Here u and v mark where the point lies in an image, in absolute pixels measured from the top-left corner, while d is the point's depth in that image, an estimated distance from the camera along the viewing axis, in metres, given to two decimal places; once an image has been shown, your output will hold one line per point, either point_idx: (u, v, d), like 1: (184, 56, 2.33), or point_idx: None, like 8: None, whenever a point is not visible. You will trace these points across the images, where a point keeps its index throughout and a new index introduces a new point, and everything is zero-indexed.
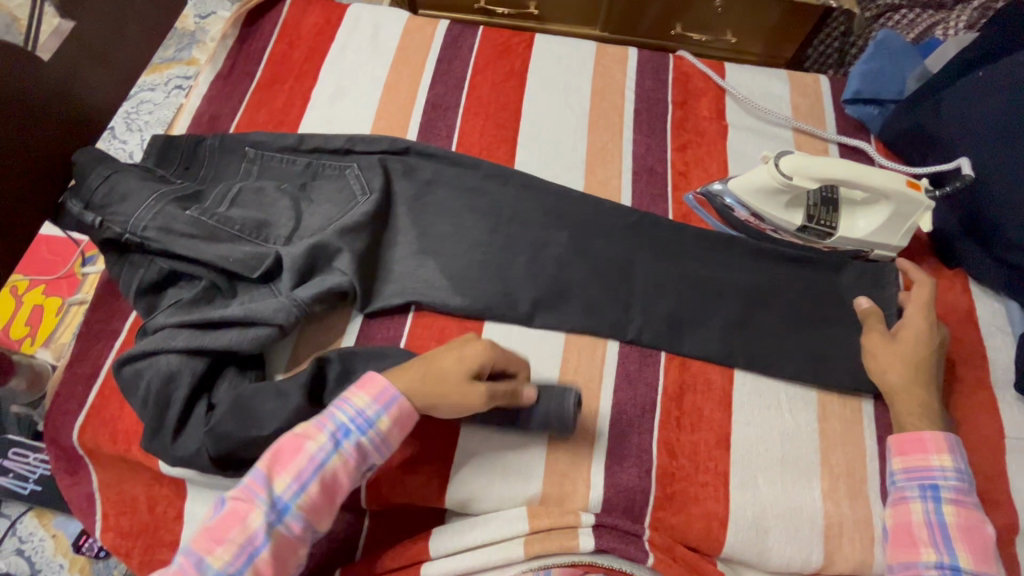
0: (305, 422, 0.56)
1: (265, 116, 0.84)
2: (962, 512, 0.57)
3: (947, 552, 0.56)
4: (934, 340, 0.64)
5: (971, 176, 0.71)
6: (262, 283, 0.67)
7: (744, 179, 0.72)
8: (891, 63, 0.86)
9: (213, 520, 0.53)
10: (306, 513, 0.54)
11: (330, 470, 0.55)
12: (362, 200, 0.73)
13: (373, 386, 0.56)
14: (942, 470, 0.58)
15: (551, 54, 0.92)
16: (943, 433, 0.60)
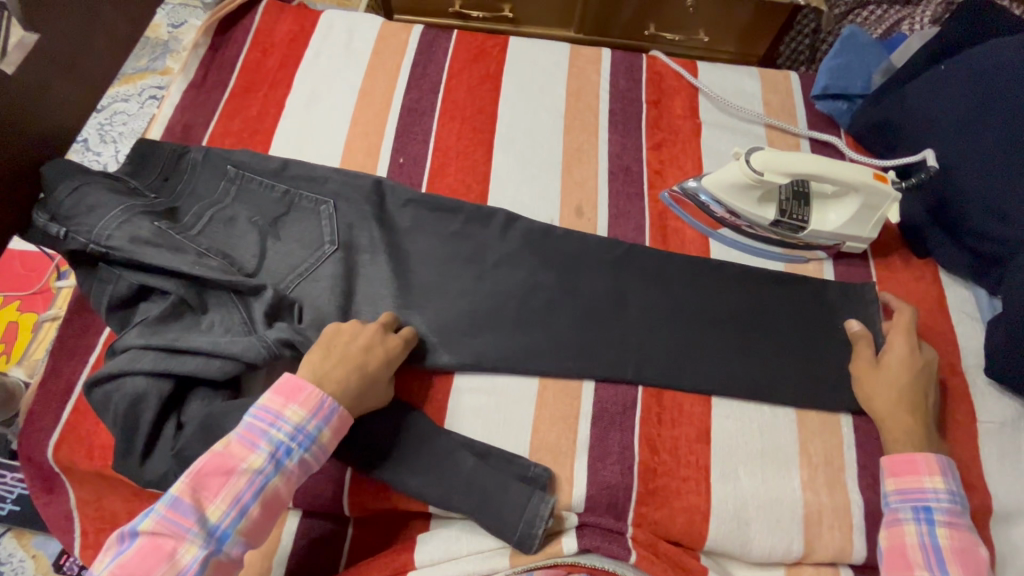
0: (236, 442, 0.53)
1: (239, 124, 0.84)
2: (956, 535, 0.57)
3: (942, 574, 0.56)
4: (918, 365, 0.65)
5: (935, 168, 0.73)
6: (231, 302, 0.67)
7: (716, 176, 0.74)
8: (859, 58, 0.87)
9: (128, 560, 0.48)
10: (243, 538, 0.52)
11: (270, 490, 0.53)
12: (329, 248, 0.74)
13: (312, 400, 0.56)
14: (934, 492, 0.59)
15: (526, 56, 0.92)
16: (933, 454, 0.61)
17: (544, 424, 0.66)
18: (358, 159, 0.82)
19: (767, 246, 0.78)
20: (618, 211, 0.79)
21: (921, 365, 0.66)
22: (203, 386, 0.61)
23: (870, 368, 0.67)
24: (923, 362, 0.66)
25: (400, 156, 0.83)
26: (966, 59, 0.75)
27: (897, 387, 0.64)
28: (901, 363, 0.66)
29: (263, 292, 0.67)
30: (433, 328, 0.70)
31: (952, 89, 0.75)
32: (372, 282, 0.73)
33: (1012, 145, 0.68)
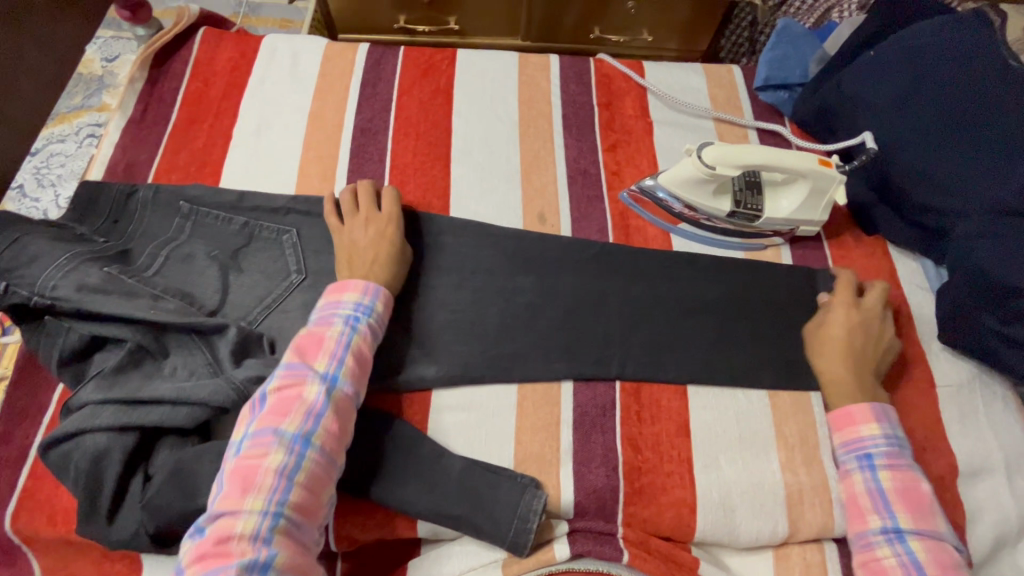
0: (312, 327, 0.61)
1: (186, 158, 0.81)
2: (898, 475, 0.60)
3: (889, 515, 0.59)
4: (855, 317, 0.69)
5: (875, 149, 0.77)
6: (192, 345, 0.63)
7: (670, 172, 0.76)
8: (794, 49, 0.91)
9: (267, 410, 0.55)
10: (351, 381, 0.59)
11: (356, 346, 0.61)
12: (295, 278, 0.72)
13: (360, 283, 0.64)
14: (872, 438, 0.62)
15: (476, 68, 0.92)
16: (869, 403, 0.64)
17: (526, 434, 0.66)
18: (313, 183, 0.80)
19: (727, 237, 0.79)
20: (580, 214, 0.80)
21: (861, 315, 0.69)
22: (171, 435, 0.58)
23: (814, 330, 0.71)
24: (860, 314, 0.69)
25: (357, 177, 0.81)
26: (891, 45, 0.80)
27: (839, 346, 0.68)
28: (839, 318, 0.69)
29: (228, 330, 0.64)
30: (407, 345, 0.69)
31: (882, 74, 0.79)
32: None
33: (941, 126, 0.73)
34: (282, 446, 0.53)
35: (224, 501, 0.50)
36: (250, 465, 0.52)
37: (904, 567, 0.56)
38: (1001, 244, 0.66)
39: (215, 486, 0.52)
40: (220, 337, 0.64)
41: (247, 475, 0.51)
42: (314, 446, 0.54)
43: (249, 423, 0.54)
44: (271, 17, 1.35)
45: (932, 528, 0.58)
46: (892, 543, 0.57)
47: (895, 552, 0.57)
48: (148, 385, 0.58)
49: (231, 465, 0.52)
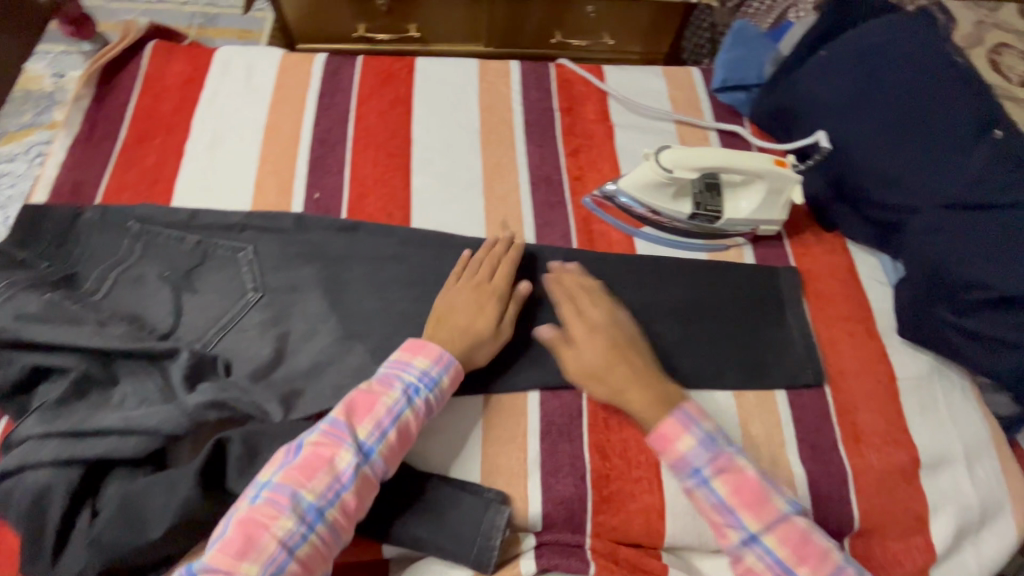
0: (374, 382, 0.61)
1: (136, 177, 0.79)
2: (726, 478, 0.58)
3: (738, 523, 0.57)
4: (595, 334, 0.66)
5: (828, 149, 0.80)
6: (141, 373, 0.62)
7: (631, 177, 0.76)
8: (750, 50, 0.92)
9: (297, 462, 0.55)
10: (385, 459, 0.58)
11: (405, 421, 0.59)
12: (251, 296, 0.70)
13: (435, 350, 0.62)
14: (690, 452, 0.59)
15: (436, 76, 0.92)
16: (674, 415, 0.61)
17: (493, 446, 0.65)
18: (270, 197, 0.78)
19: (691, 239, 0.80)
20: (543, 221, 0.80)
21: (612, 332, 0.66)
22: (121, 466, 0.57)
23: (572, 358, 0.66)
24: (596, 330, 0.66)
25: (315, 191, 0.79)
26: (842, 44, 0.81)
27: (598, 371, 0.64)
28: (585, 342, 0.66)
29: (179, 354, 0.63)
30: (370, 360, 0.67)
31: (835, 73, 0.80)
32: (304, 320, 0.69)
33: (892, 122, 0.75)
34: (295, 512, 0.53)
35: (222, 552, 0.50)
36: (259, 520, 0.52)
37: (771, 566, 0.57)
38: (954, 237, 0.68)
39: (222, 523, 0.53)
40: (171, 361, 0.63)
41: (251, 532, 0.51)
42: (325, 521, 0.53)
43: (276, 471, 0.54)
44: (228, 27, 1.33)
45: (775, 513, 0.57)
46: (752, 549, 0.57)
47: (759, 556, 0.57)
48: (94, 416, 0.57)
49: (244, 512, 0.52)
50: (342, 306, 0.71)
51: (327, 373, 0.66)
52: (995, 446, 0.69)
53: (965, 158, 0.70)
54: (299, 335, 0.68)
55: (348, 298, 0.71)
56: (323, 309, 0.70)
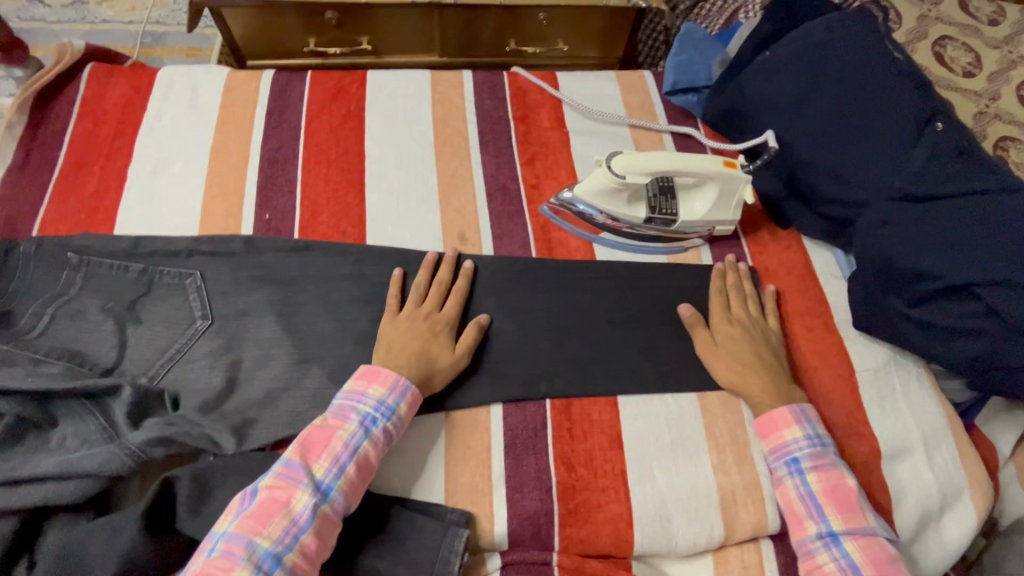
0: (329, 417, 0.60)
1: (75, 205, 0.76)
2: (824, 476, 0.61)
3: (823, 519, 0.59)
4: (737, 326, 0.71)
5: (776, 149, 0.81)
6: (82, 411, 0.60)
7: (585, 184, 0.76)
8: (698, 52, 0.93)
9: (251, 510, 0.53)
10: (345, 494, 0.56)
11: (363, 453, 0.58)
12: (199, 324, 0.68)
13: (391, 376, 0.62)
14: (795, 442, 0.63)
15: (387, 89, 0.90)
16: (787, 407, 0.65)
17: (456, 465, 0.64)
18: (218, 220, 0.76)
19: (649, 243, 0.80)
20: (501, 231, 0.79)
21: (754, 325, 0.72)
22: (60, 512, 0.56)
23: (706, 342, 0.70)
24: (741, 325, 0.71)
25: (266, 211, 0.77)
26: (786, 44, 0.82)
27: (730, 357, 0.69)
28: (726, 331, 0.71)
29: (122, 389, 0.61)
30: (327, 384, 0.65)
31: (781, 73, 0.81)
32: (257, 346, 0.67)
33: (839, 120, 0.76)
34: (250, 562, 0.50)
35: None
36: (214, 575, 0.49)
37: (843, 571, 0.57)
38: (902, 229, 0.69)
39: None
40: (114, 399, 0.61)
41: None
42: (284, 567, 0.51)
43: (231, 519, 0.53)
44: (177, 45, 1.31)
45: (863, 522, 0.59)
46: (829, 547, 0.58)
47: (833, 557, 0.58)
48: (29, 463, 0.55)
49: (198, 566, 0.50)
50: (296, 329, 0.69)
51: (281, 401, 0.64)
52: (953, 431, 0.71)
53: (907, 153, 0.71)
54: (251, 361, 0.66)
55: (303, 321, 0.69)
56: (276, 333, 0.68)
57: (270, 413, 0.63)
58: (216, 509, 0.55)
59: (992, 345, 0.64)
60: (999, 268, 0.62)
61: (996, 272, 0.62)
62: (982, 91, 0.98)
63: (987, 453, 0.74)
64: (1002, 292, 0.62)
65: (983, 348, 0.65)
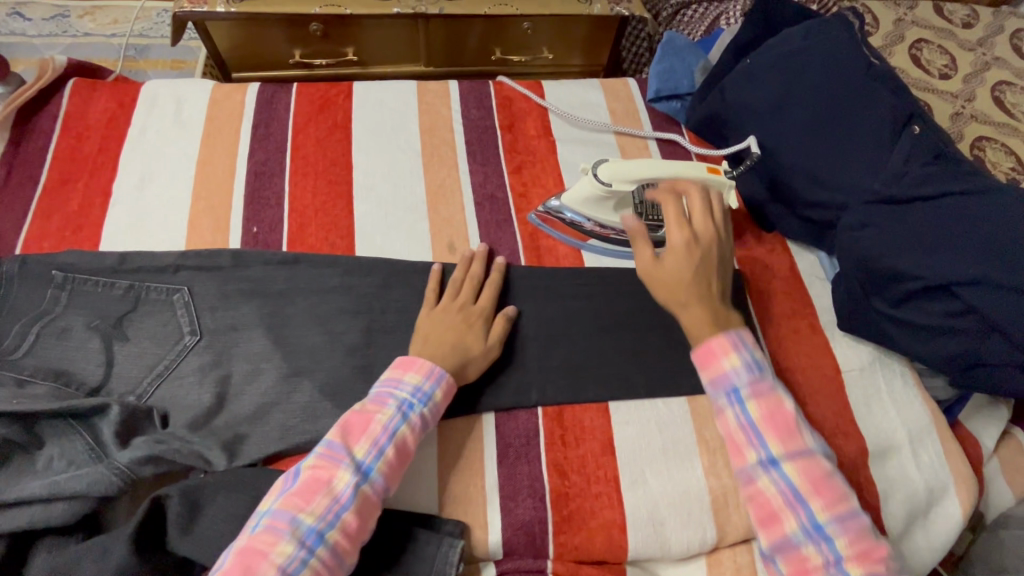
0: (367, 402, 0.60)
1: (59, 223, 0.75)
2: (763, 403, 0.58)
3: (761, 445, 0.57)
4: (689, 240, 0.66)
5: (759, 153, 0.81)
6: (69, 431, 0.59)
7: (572, 193, 0.78)
8: (680, 60, 0.94)
9: (295, 488, 0.53)
10: (384, 476, 0.57)
11: (401, 436, 0.58)
12: (188, 340, 0.67)
13: (426, 365, 0.62)
14: (734, 370, 0.59)
15: (374, 100, 0.91)
16: (725, 334, 0.61)
17: (450, 475, 0.64)
18: (205, 235, 0.75)
19: (630, 249, 0.80)
20: (489, 239, 0.79)
21: (706, 241, 0.67)
22: (48, 535, 0.55)
23: (650, 262, 0.66)
24: (692, 237, 0.66)
25: (253, 225, 0.77)
26: (765, 52, 0.84)
27: (671, 279, 0.65)
28: (672, 248, 0.65)
29: (109, 409, 0.60)
30: (318, 397, 0.65)
31: (761, 80, 0.83)
32: (246, 360, 0.67)
33: (817, 124, 0.78)
34: (294, 538, 0.50)
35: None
36: (259, 550, 0.50)
37: (783, 494, 0.56)
38: (882, 231, 0.70)
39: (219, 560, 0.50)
40: (101, 418, 0.60)
41: (249, 563, 0.49)
42: (326, 544, 0.51)
43: (274, 499, 0.53)
44: (160, 58, 1.30)
45: (802, 445, 0.57)
46: (768, 472, 0.57)
47: (773, 480, 0.56)
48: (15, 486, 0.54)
49: (241, 543, 0.50)
50: (286, 342, 0.68)
51: (273, 415, 0.64)
52: (937, 428, 0.72)
53: (885, 157, 0.73)
54: (241, 376, 0.66)
55: (293, 334, 0.69)
56: (266, 347, 0.68)
57: (262, 428, 0.63)
58: (207, 526, 0.54)
59: (970, 343, 0.66)
60: (975, 268, 0.64)
61: (972, 272, 0.64)
62: (958, 92, 1.01)
63: (971, 448, 0.76)
64: (979, 290, 0.64)
65: (962, 346, 0.66)
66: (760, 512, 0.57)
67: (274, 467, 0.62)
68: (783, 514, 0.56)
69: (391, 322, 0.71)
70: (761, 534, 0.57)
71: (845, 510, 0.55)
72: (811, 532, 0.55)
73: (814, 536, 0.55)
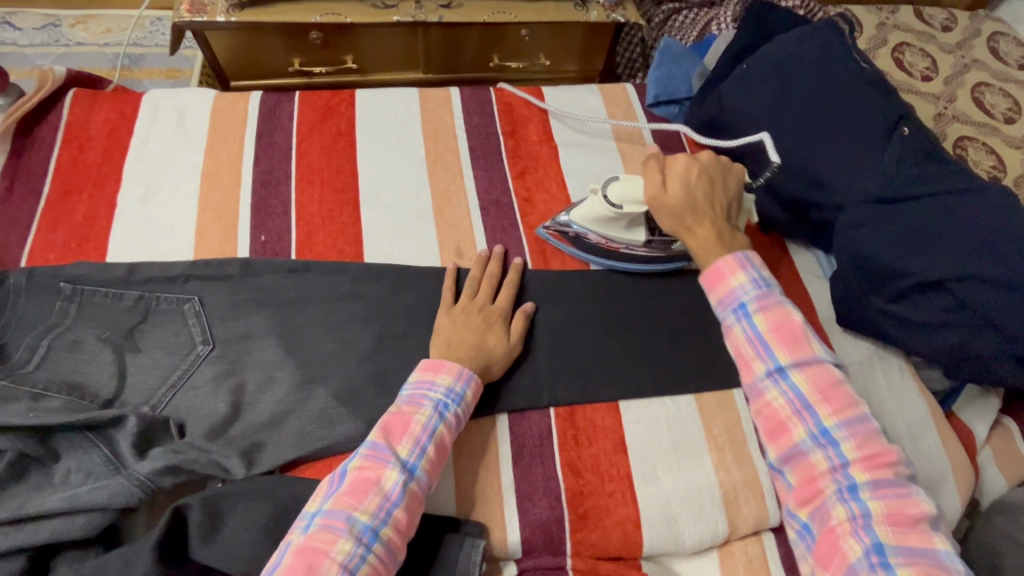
0: (402, 404, 0.62)
1: (64, 234, 0.75)
2: (770, 315, 0.64)
3: (769, 356, 0.63)
4: (696, 170, 0.72)
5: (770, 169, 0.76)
6: (85, 443, 0.60)
7: (580, 213, 0.77)
8: (676, 65, 0.97)
9: (345, 488, 0.55)
10: (427, 473, 0.59)
11: (440, 435, 0.61)
12: (200, 349, 0.68)
13: (455, 366, 0.64)
14: (741, 288, 0.65)
15: (376, 107, 0.91)
16: (731, 254, 0.68)
17: (465, 477, 0.65)
18: (213, 245, 0.75)
19: (642, 263, 0.78)
20: (496, 243, 0.80)
21: (705, 162, 0.73)
22: (69, 547, 0.55)
23: (657, 190, 0.71)
24: (699, 169, 0.72)
25: (261, 233, 0.77)
26: (759, 57, 0.86)
27: (676, 198, 0.70)
28: (678, 177, 0.71)
29: (125, 420, 0.60)
30: (333, 403, 0.66)
31: (756, 85, 0.85)
32: (259, 369, 0.67)
33: (812, 128, 0.80)
34: (352, 535, 0.52)
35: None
36: (318, 548, 0.51)
37: (791, 403, 0.61)
38: (876, 230, 0.73)
39: (277, 558, 0.52)
40: (118, 429, 0.60)
41: (313, 561, 0.51)
42: (381, 541, 0.53)
43: (324, 500, 0.55)
44: (155, 67, 1.30)
45: (809, 354, 0.62)
46: (777, 383, 0.62)
47: (782, 391, 0.61)
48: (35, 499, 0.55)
49: (300, 541, 0.52)
50: (298, 350, 0.69)
51: (288, 423, 0.64)
52: (934, 419, 0.74)
53: (878, 158, 0.76)
54: (255, 385, 0.66)
55: (305, 342, 0.69)
56: (278, 355, 0.68)
57: (278, 435, 0.63)
58: (228, 535, 0.55)
59: (964, 336, 0.68)
60: (967, 264, 0.67)
61: (964, 268, 0.67)
62: (940, 94, 1.04)
63: (966, 437, 0.78)
64: (972, 285, 0.66)
65: (956, 339, 0.69)
66: (768, 422, 0.62)
67: (292, 473, 0.62)
68: (791, 422, 0.61)
69: (403, 328, 0.72)
70: (770, 446, 0.62)
71: (854, 417, 0.60)
72: (818, 438, 0.59)
73: (821, 441, 0.59)
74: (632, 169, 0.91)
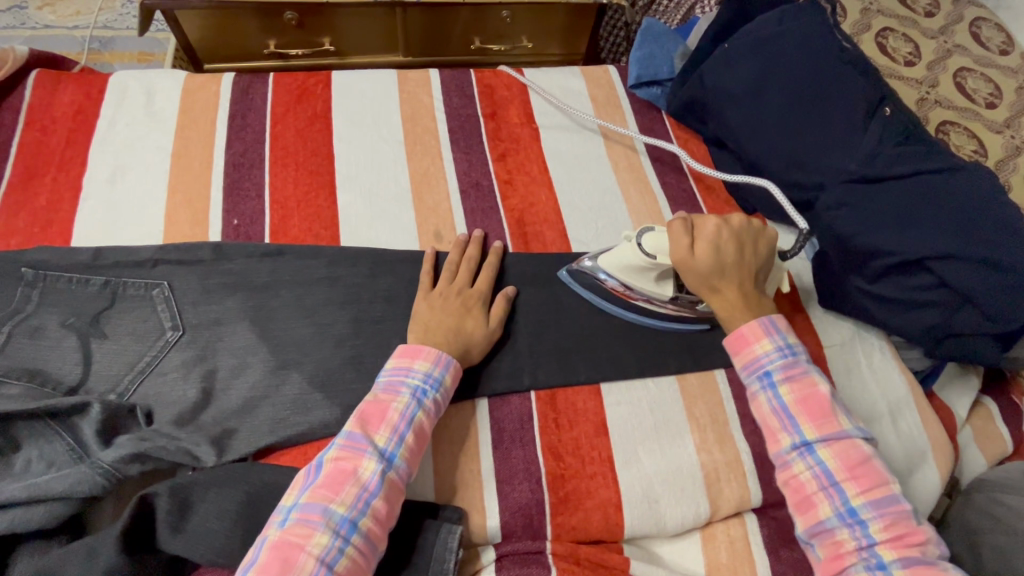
0: (380, 393, 0.60)
1: (27, 218, 0.72)
2: (796, 386, 0.63)
3: (795, 430, 0.61)
4: (725, 233, 0.67)
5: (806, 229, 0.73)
6: (47, 432, 0.58)
7: (612, 260, 0.72)
8: (659, 46, 0.95)
9: (321, 480, 0.54)
10: (407, 461, 0.57)
11: (419, 422, 0.59)
12: (168, 336, 0.66)
13: (433, 351, 0.63)
14: (766, 354, 0.65)
15: (354, 89, 0.89)
16: (757, 320, 0.66)
17: (445, 462, 0.64)
18: (183, 228, 0.73)
19: (667, 319, 0.74)
20: (476, 227, 0.78)
21: (735, 225, 0.68)
22: (32, 538, 0.54)
23: (684, 252, 0.66)
24: (729, 232, 0.67)
25: (234, 217, 0.75)
26: (741, 36, 0.85)
27: (705, 265, 0.66)
28: (707, 242, 0.66)
29: (89, 408, 0.59)
30: (308, 389, 0.64)
31: (737, 64, 0.84)
32: (231, 354, 0.65)
33: (794, 108, 0.79)
34: (329, 528, 0.51)
35: None
36: (294, 542, 0.50)
37: (817, 478, 0.59)
38: (857, 210, 0.73)
39: (253, 550, 0.51)
40: (82, 417, 0.59)
41: (289, 554, 0.50)
42: (360, 532, 0.52)
43: (300, 492, 0.53)
44: (126, 51, 1.27)
45: (837, 430, 0.61)
46: (803, 457, 0.60)
47: (808, 465, 0.60)
48: None
49: (275, 536, 0.51)
50: (271, 335, 0.67)
51: (262, 410, 0.62)
52: (914, 399, 0.75)
53: (861, 137, 0.75)
54: (227, 371, 0.64)
55: (278, 329, 0.68)
56: (251, 340, 0.66)
57: (251, 423, 0.62)
58: (197, 524, 0.53)
59: (945, 315, 0.68)
60: (948, 243, 0.66)
61: (947, 247, 0.66)
62: (924, 79, 1.03)
63: (947, 417, 0.79)
64: (952, 264, 0.66)
65: (937, 318, 0.69)
66: (795, 496, 0.60)
67: (265, 461, 0.61)
68: (818, 498, 0.59)
69: (381, 312, 0.70)
70: (797, 518, 0.60)
71: (883, 497, 0.58)
72: (845, 516, 0.57)
73: (848, 520, 0.57)
74: (615, 152, 0.90)
